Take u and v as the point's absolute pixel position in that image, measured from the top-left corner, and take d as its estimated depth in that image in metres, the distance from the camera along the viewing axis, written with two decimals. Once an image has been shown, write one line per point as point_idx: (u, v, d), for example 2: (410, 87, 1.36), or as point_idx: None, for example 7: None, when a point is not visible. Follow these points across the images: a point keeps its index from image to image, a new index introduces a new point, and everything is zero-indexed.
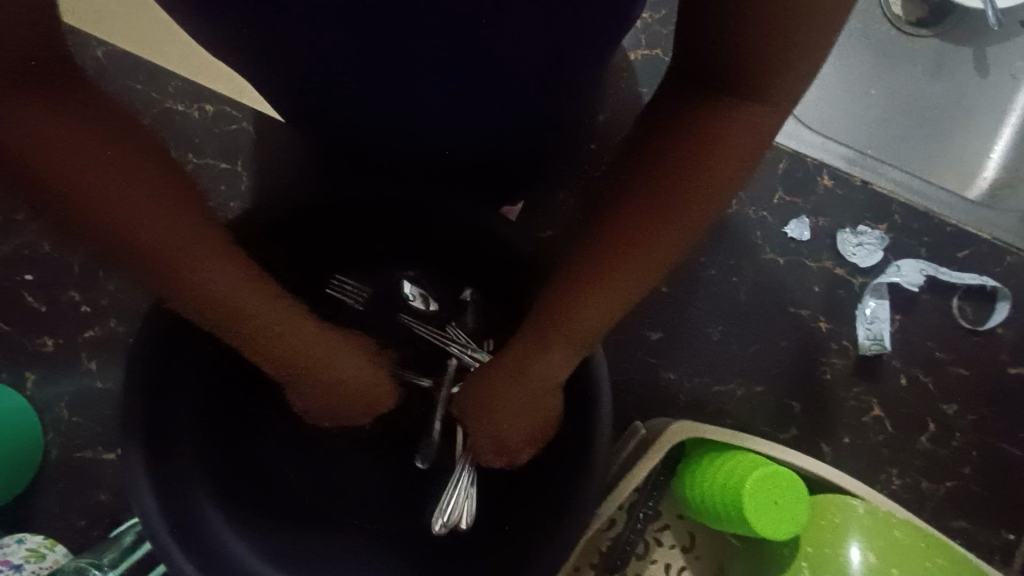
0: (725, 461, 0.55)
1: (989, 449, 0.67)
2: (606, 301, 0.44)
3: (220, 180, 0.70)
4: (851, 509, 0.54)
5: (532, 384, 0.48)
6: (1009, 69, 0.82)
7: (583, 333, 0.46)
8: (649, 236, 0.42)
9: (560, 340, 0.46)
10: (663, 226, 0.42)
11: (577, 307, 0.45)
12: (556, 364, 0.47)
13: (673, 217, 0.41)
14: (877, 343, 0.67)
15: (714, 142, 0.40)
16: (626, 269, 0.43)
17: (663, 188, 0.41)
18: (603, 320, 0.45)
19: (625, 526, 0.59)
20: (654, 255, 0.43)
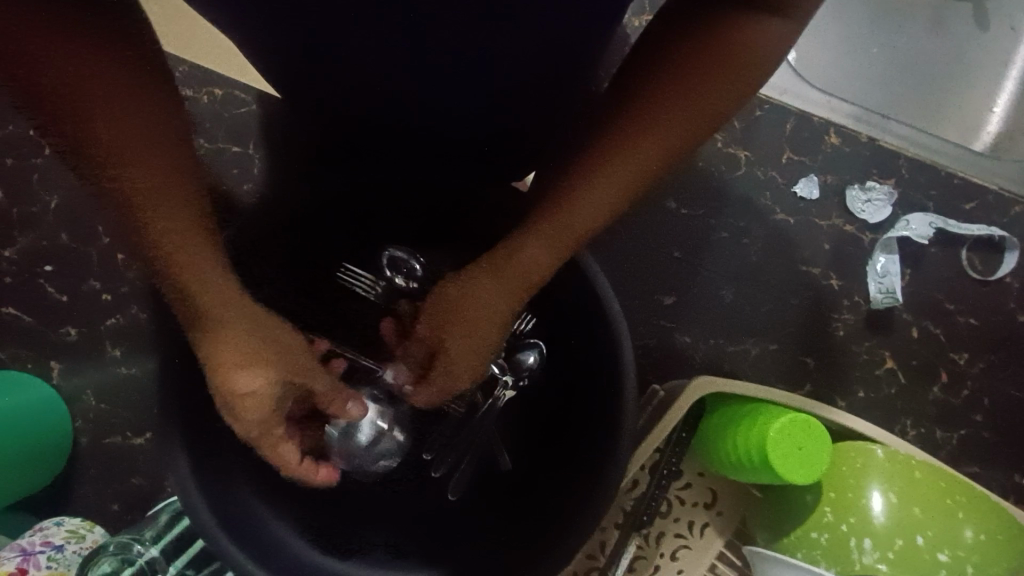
0: (748, 414, 0.56)
1: (1000, 395, 0.68)
2: (594, 205, 0.42)
3: (233, 163, 0.70)
4: (871, 454, 0.56)
5: (513, 283, 0.45)
6: (1009, 21, 0.83)
7: (570, 236, 0.43)
8: (632, 147, 0.39)
9: (542, 236, 0.44)
10: (666, 127, 0.39)
11: (570, 201, 0.42)
12: (542, 263, 0.44)
13: (681, 116, 0.38)
14: (889, 296, 0.68)
15: (735, 47, 0.36)
16: (617, 169, 0.40)
17: (681, 82, 0.37)
18: (592, 222, 0.43)
19: (650, 484, 0.60)
20: (645, 160, 0.40)
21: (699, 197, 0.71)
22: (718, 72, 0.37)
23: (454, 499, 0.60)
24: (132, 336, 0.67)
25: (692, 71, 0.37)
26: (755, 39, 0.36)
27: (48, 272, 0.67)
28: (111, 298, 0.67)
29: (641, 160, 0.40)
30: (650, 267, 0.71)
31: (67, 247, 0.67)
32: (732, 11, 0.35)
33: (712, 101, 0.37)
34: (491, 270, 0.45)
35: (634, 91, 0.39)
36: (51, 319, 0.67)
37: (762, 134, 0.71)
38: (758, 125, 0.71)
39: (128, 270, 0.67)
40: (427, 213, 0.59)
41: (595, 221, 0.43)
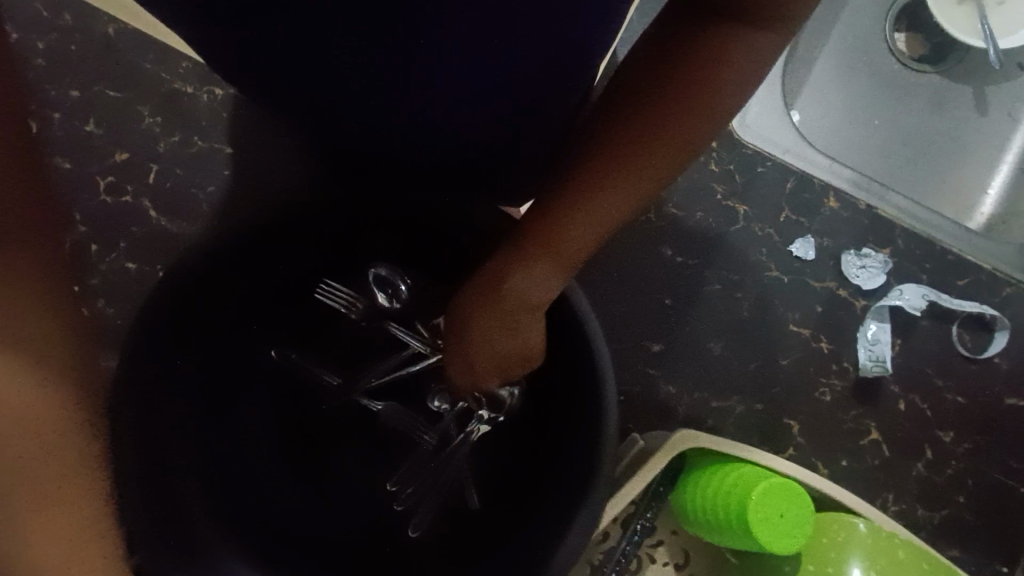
0: (729, 474, 0.54)
1: (984, 478, 0.67)
2: (598, 220, 0.47)
3: (224, 164, 0.68)
4: (853, 528, 0.54)
5: (513, 304, 0.49)
6: (1007, 108, 0.85)
7: (569, 254, 0.48)
8: (628, 169, 0.45)
9: (541, 257, 0.48)
10: (661, 142, 0.44)
11: (574, 219, 0.47)
12: (545, 280, 0.48)
13: (673, 140, 0.44)
14: (878, 365, 0.67)
15: (715, 72, 0.42)
16: (615, 192, 0.45)
17: (668, 110, 0.43)
18: (591, 241, 0.47)
19: (621, 539, 0.57)
20: (644, 181, 0.45)
21: (694, 245, 0.70)
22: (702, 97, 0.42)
23: (414, 537, 0.58)
24: None
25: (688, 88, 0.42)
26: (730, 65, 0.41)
27: None
28: (78, 289, 0.64)
29: (640, 175, 0.45)
30: (641, 313, 0.69)
31: None
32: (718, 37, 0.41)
33: (702, 118, 0.43)
34: (491, 298, 0.49)
35: (622, 122, 0.45)
36: None
37: (762, 190, 0.71)
38: (758, 181, 0.71)
39: (99, 262, 0.65)
40: (418, 229, 0.57)
41: (597, 238, 0.48)
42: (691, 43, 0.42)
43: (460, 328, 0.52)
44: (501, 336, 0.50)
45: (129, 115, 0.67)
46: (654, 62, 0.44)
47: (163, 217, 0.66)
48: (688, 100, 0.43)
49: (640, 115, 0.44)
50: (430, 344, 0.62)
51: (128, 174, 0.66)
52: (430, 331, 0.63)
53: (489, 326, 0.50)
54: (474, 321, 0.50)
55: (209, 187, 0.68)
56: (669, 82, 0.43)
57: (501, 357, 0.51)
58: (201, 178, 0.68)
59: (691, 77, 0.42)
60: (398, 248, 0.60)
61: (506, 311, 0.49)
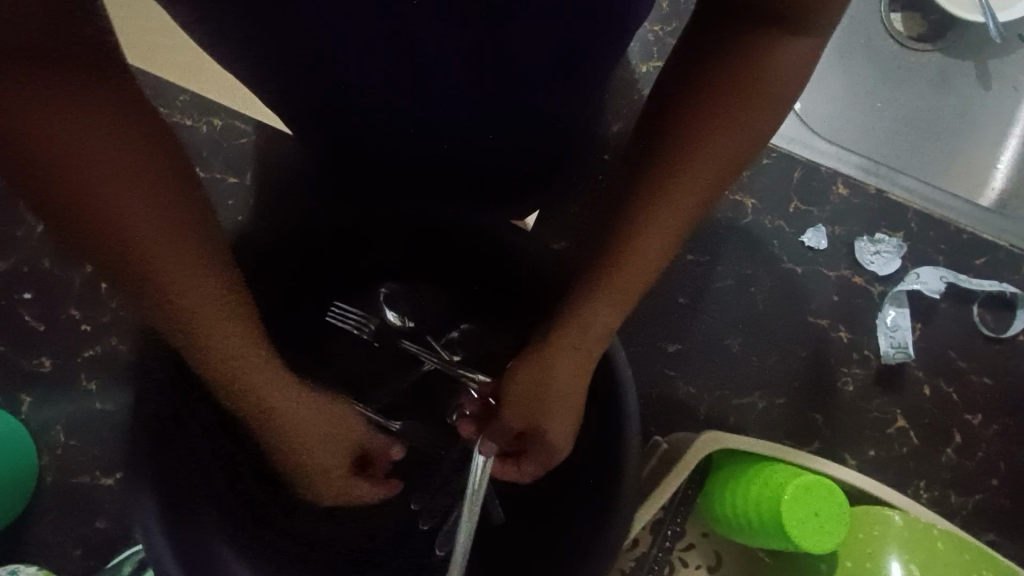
0: (759, 473, 0.53)
1: (1016, 460, 0.66)
2: (658, 243, 0.43)
3: (228, 194, 0.68)
4: (889, 521, 0.52)
5: (582, 347, 0.45)
6: (1012, 82, 0.83)
7: (635, 284, 0.45)
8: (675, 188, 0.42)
9: (606, 294, 0.45)
10: (714, 153, 0.41)
11: (633, 249, 0.43)
12: (608, 314, 0.45)
13: (715, 154, 0.41)
14: (901, 351, 0.66)
15: (749, 76, 0.39)
16: (666, 215, 0.43)
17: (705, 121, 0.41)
18: (658, 261, 0.44)
19: (652, 545, 0.56)
20: (697, 196, 0.42)
21: (704, 242, 0.69)
22: (739, 103, 0.40)
23: (444, 554, 0.57)
24: (111, 368, 0.65)
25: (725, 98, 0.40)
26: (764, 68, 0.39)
27: (26, 298, 0.65)
28: (91, 328, 0.65)
29: (694, 190, 0.42)
30: (655, 314, 0.68)
31: (45, 271, 0.65)
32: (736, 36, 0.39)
33: (753, 125, 0.41)
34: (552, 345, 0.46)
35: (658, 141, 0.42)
36: (25, 348, 0.64)
37: (769, 180, 0.70)
38: (766, 172, 0.70)
39: (110, 300, 0.65)
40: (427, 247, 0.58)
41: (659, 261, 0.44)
42: (728, 53, 0.39)
43: (527, 396, 0.48)
44: (571, 393, 0.47)
45: None
46: (690, 76, 0.41)
47: None
48: (735, 109, 0.40)
49: (677, 131, 0.41)
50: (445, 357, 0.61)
51: None
52: (445, 347, 0.62)
53: (545, 398, 0.47)
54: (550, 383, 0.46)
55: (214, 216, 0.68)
56: (715, 88, 0.40)
57: (562, 429, 0.48)
58: None
59: (727, 84, 0.40)
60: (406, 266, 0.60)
61: (570, 376, 0.46)
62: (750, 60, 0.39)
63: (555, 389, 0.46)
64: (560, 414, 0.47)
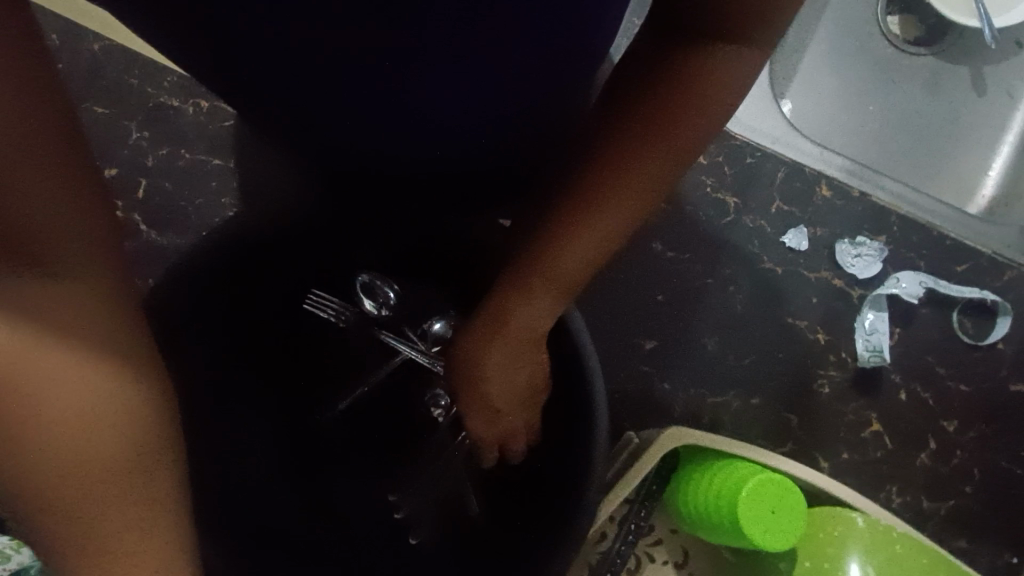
0: (724, 469, 0.54)
1: (991, 467, 0.65)
2: (598, 238, 0.45)
3: (212, 177, 0.68)
4: (852, 522, 0.52)
5: (519, 334, 0.48)
6: (1006, 88, 0.83)
7: (570, 280, 0.46)
8: (624, 184, 0.43)
9: (544, 286, 0.46)
10: (653, 159, 0.43)
11: (573, 244, 0.45)
12: (543, 311, 0.47)
13: (663, 153, 0.43)
14: (876, 355, 0.66)
15: (698, 75, 0.40)
16: (610, 213, 0.44)
17: (654, 121, 0.42)
18: (588, 265, 0.46)
19: (616, 539, 0.56)
20: (645, 191, 0.44)
21: (686, 240, 0.69)
22: (687, 102, 0.41)
23: (414, 545, 0.56)
24: None
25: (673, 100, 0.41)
26: (716, 72, 0.40)
27: None
28: None
29: (629, 197, 0.44)
30: (634, 310, 0.69)
31: None
32: (699, 45, 0.40)
33: (696, 128, 0.42)
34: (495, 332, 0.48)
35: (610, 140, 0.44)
36: None
37: (753, 180, 0.70)
38: (749, 172, 0.70)
39: None
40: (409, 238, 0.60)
41: (598, 256, 0.46)
42: (680, 58, 0.40)
43: (465, 366, 0.50)
44: (518, 372, 0.50)
45: (117, 131, 0.68)
46: (633, 84, 0.43)
47: (153, 230, 0.67)
48: (675, 114, 0.41)
49: (626, 130, 0.43)
50: (419, 348, 0.60)
51: (117, 191, 0.67)
52: (422, 337, 0.60)
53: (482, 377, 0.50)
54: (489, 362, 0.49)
55: (198, 199, 0.68)
56: (666, 89, 0.41)
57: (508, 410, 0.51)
58: (189, 191, 0.68)
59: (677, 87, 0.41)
60: (387, 254, 0.60)
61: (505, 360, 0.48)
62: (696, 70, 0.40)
63: (490, 367, 0.49)
64: (499, 392, 0.50)
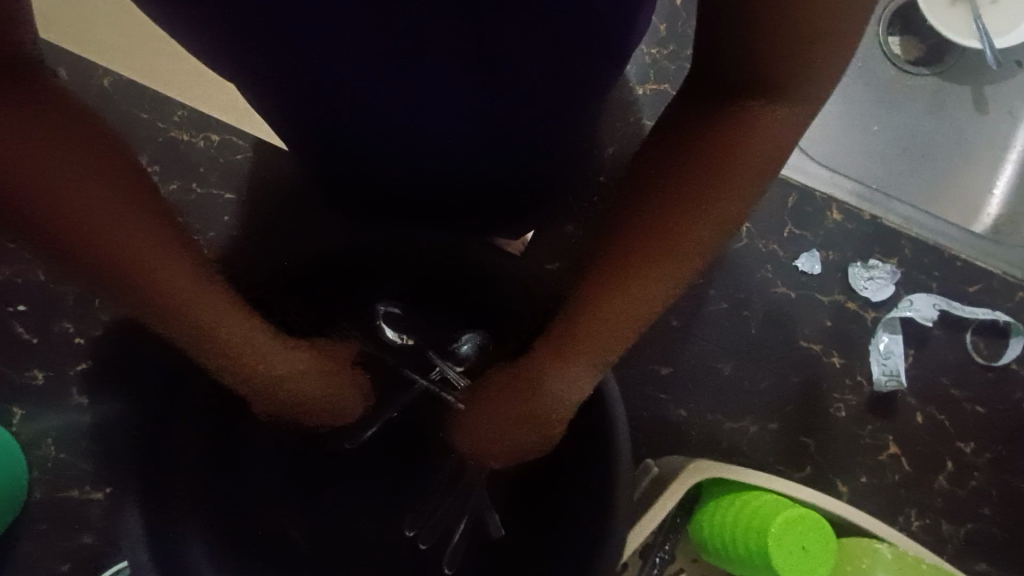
0: (748, 502, 0.53)
1: (1008, 488, 0.65)
2: (641, 300, 0.43)
3: (223, 210, 0.68)
4: (877, 553, 0.52)
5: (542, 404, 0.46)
6: (1007, 107, 0.84)
7: (605, 348, 0.44)
8: (673, 240, 0.41)
9: (578, 357, 0.45)
10: (691, 228, 0.41)
11: (614, 308, 0.43)
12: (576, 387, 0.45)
13: (714, 205, 0.41)
14: (893, 378, 0.66)
15: (755, 121, 0.39)
16: (657, 270, 0.42)
17: (707, 171, 0.40)
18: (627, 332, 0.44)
19: (641, 573, 0.56)
20: (696, 247, 0.42)
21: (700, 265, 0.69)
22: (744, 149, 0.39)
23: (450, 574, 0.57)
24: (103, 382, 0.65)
25: (730, 149, 0.40)
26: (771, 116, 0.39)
27: (20, 311, 0.65)
28: (84, 341, 0.65)
29: (679, 253, 0.42)
30: (648, 336, 0.69)
31: (41, 284, 0.65)
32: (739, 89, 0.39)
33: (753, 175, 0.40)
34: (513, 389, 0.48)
35: (656, 191, 0.42)
36: (18, 361, 0.65)
37: (765, 203, 0.70)
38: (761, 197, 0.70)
39: (102, 312, 0.65)
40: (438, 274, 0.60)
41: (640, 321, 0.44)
42: (734, 104, 0.39)
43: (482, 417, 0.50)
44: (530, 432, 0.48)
45: None
46: (676, 138, 0.42)
47: None
48: (722, 177, 0.40)
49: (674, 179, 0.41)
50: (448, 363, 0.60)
51: None
52: (446, 358, 0.61)
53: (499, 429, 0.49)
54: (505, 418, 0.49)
55: (209, 232, 0.68)
56: (719, 134, 0.40)
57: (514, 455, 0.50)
58: (201, 224, 0.68)
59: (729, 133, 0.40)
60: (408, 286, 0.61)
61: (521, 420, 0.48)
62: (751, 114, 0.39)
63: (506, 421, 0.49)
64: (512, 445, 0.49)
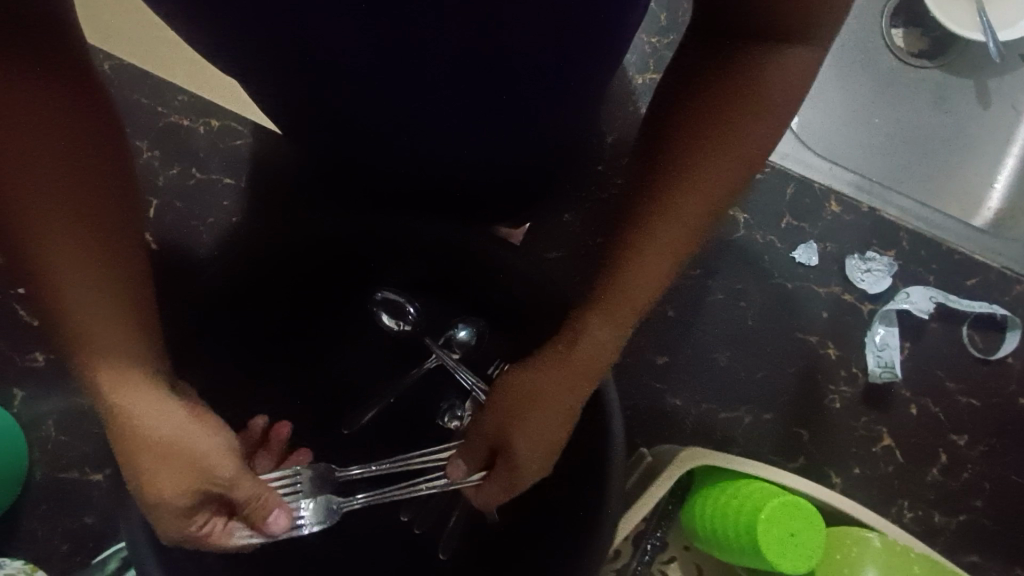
0: (739, 490, 0.54)
1: (1001, 481, 0.66)
2: (662, 254, 0.44)
3: (223, 195, 0.69)
4: (867, 542, 0.53)
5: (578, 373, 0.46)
6: (1010, 100, 0.83)
7: (634, 305, 0.45)
8: (689, 191, 0.43)
9: (614, 319, 0.45)
10: (707, 180, 0.42)
11: (633, 263, 0.44)
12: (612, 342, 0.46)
13: (727, 156, 0.42)
14: (888, 370, 0.66)
15: (763, 69, 0.40)
16: (674, 223, 0.43)
17: (724, 121, 0.41)
18: (652, 286, 0.45)
19: (632, 557, 0.57)
20: (711, 197, 0.43)
21: (698, 256, 0.70)
22: (754, 97, 0.41)
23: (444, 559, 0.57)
24: None
25: (740, 100, 0.41)
26: (777, 68, 0.40)
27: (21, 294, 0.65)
28: None
29: (694, 205, 0.43)
30: (644, 326, 0.69)
31: None
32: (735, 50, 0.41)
33: (766, 121, 0.42)
34: (545, 366, 0.46)
35: (671, 149, 0.43)
36: (20, 344, 0.65)
37: (763, 195, 0.70)
38: (758, 188, 0.70)
39: None
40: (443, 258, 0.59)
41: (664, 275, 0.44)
42: (740, 56, 0.40)
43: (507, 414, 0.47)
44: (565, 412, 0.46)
45: (128, 150, 0.68)
46: (685, 91, 0.42)
47: (166, 249, 0.67)
48: (736, 126, 0.41)
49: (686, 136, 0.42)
50: (447, 348, 0.63)
51: None
52: (446, 345, 0.63)
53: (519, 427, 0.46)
54: (538, 403, 0.46)
55: (208, 218, 0.68)
56: (732, 83, 0.41)
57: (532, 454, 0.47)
58: (202, 209, 0.68)
59: (742, 83, 0.41)
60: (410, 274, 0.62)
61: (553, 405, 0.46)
62: (758, 66, 0.40)
63: (531, 419, 0.46)
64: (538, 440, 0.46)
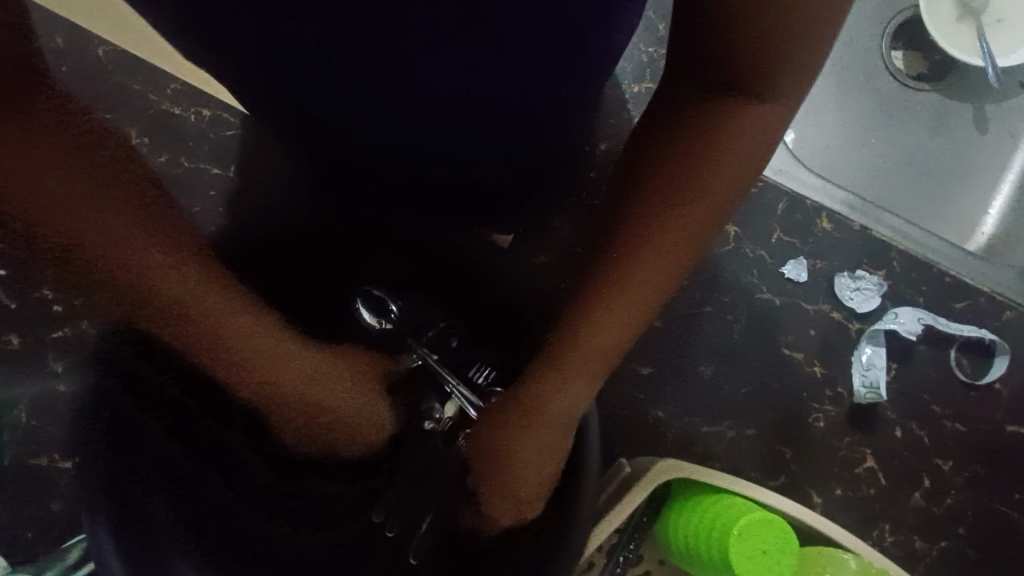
0: (713, 504, 0.53)
1: (985, 510, 0.64)
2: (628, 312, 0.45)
3: (211, 185, 0.68)
4: (842, 563, 0.52)
5: (549, 423, 0.49)
6: (1009, 127, 0.83)
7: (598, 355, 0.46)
8: (654, 250, 0.44)
9: (577, 371, 0.47)
10: (670, 238, 0.43)
11: (599, 318, 0.46)
12: (568, 394, 0.48)
13: (690, 215, 0.43)
14: (873, 391, 0.65)
15: (727, 123, 0.40)
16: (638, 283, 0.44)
17: (687, 178, 0.42)
18: (620, 338, 0.46)
19: (604, 570, 0.55)
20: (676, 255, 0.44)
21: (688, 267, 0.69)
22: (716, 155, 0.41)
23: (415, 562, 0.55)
24: (81, 350, 0.65)
25: (702, 158, 0.41)
26: (742, 124, 0.40)
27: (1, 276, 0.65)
28: (62, 310, 0.65)
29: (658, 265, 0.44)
30: None
31: None
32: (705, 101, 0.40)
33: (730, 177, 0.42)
34: (516, 412, 0.49)
35: (633, 205, 0.44)
36: None
37: (753, 210, 0.69)
38: (750, 203, 0.70)
39: None
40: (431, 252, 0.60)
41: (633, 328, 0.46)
42: (705, 109, 0.41)
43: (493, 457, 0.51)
44: (535, 459, 0.49)
45: None
46: (652, 145, 0.43)
47: None
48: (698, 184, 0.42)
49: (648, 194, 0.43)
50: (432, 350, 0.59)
51: None
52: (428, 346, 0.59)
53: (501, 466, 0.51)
54: (514, 452, 0.50)
55: (196, 208, 0.68)
56: (696, 139, 0.41)
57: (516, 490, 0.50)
58: (188, 199, 0.68)
59: (705, 140, 0.41)
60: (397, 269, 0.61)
61: (528, 453, 0.49)
62: (723, 119, 0.40)
63: (506, 461, 0.50)
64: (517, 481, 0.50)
